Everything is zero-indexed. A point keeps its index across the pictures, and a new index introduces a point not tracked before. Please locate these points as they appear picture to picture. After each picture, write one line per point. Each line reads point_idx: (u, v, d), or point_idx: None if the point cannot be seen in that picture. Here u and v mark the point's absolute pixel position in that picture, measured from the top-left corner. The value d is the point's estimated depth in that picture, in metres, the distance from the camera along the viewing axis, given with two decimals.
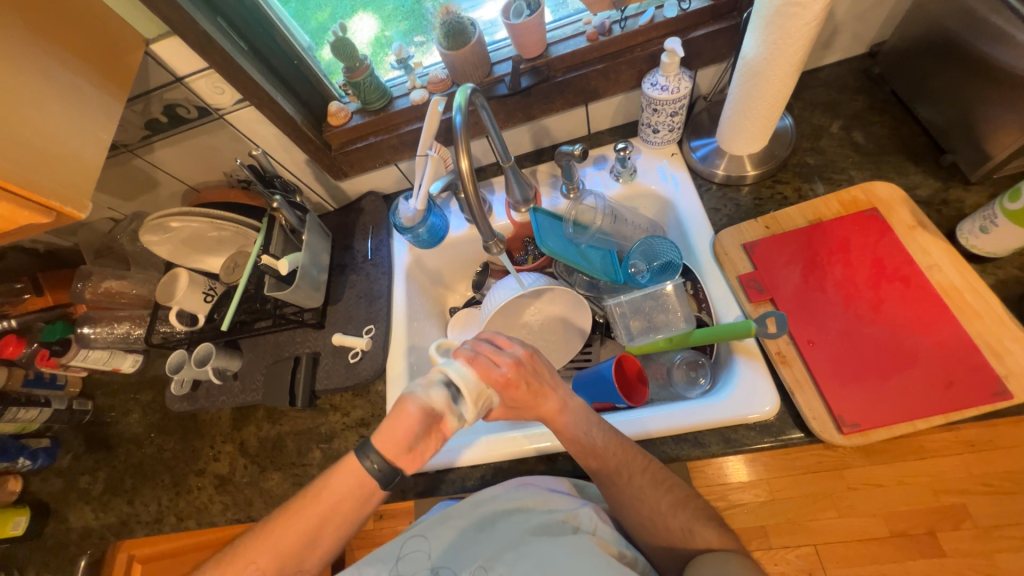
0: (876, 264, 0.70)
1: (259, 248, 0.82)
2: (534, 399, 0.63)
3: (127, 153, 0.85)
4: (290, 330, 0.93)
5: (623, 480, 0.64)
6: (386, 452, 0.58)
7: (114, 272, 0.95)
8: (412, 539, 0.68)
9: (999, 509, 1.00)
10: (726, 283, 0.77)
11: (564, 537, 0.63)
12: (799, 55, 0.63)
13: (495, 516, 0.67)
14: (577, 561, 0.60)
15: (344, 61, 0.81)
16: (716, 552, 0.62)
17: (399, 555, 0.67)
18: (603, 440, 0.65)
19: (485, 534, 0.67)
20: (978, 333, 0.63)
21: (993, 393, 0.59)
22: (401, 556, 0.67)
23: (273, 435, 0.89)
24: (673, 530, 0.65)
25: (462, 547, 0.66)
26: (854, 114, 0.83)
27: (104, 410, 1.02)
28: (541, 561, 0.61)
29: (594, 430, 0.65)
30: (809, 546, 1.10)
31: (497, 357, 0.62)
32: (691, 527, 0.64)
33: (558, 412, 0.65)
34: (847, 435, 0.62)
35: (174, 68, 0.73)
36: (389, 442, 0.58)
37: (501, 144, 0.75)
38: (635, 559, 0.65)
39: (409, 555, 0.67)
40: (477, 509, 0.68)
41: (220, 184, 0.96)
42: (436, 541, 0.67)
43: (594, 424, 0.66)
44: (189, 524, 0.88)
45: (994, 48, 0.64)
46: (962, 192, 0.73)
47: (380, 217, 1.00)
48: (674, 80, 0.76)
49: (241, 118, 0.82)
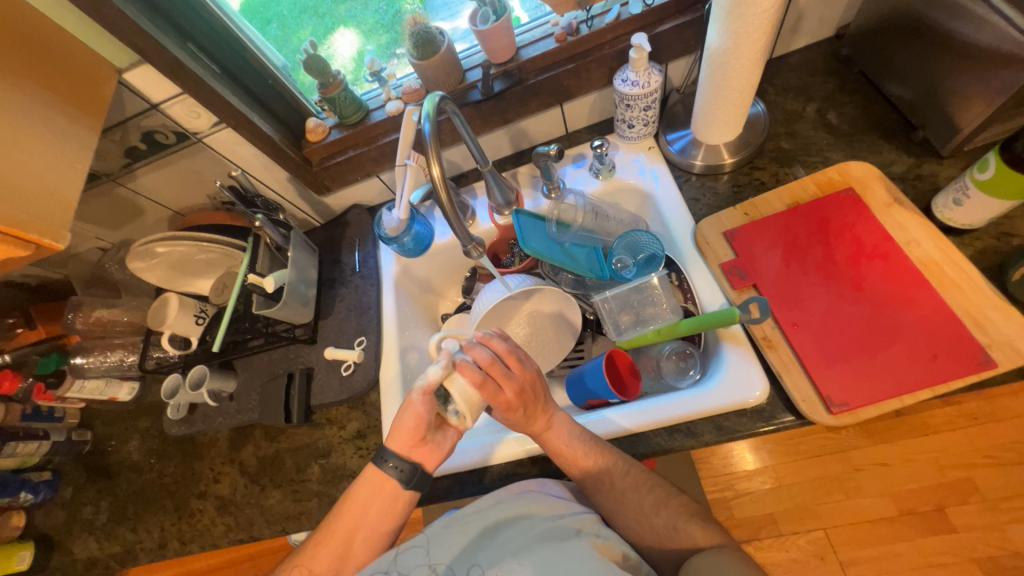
0: (855, 244, 0.71)
1: (246, 267, 0.83)
2: (529, 413, 0.64)
3: (110, 181, 0.85)
4: (283, 347, 0.94)
5: (609, 485, 0.66)
6: (400, 453, 0.63)
7: (104, 301, 0.96)
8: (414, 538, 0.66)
9: (1006, 481, 1.02)
10: (709, 272, 0.78)
11: (567, 543, 0.61)
12: (761, 42, 0.64)
13: (499, 520, 0.65)
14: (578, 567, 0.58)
15: (318, 78, 0.82)
16: (704, 552, 0.61)
17: (398, 552, 0.64)
18: (582, 444, 0.66)
19: (488, 539, 0.64)
20: (960, 304, 0.63)
21: (978, 362, 0.59)
22: (400, 554, 0.63)
23: (271, 452, 0.90)
24: (658, 531, 0.65)
25: (464, 550, 0.64)
26: (826, 96, 0.84)
27: (104, 439, 1.02)
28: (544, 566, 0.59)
29: (574, 441, 0.66)
30: (818, 530, 1.09)
31: (503, 380, 0.60)
32: (676, 526, 0.65)
33: (547, 429, 0.66)
34: (836, 415, 0.62)
35: (149, 95, 0.74)
36: (400, 446, 0.64)
37: (477, 149, 0.75)
38: (640, 562, 0.62)
39: (408, 551, 0.64)
40: (482, 510, 0.66)
41: (205, 208, 0.97)
42: (437, 543, 0.65)
43: (573, 433, 0.67)
44: (193, 547, 0.88)
45: (953, 22, 0.65)
46: (935, 166, 0.74)
47: (366, 229, 1.01)
48: (643, 74, 0.77)
49: (219, 140, 0.83)
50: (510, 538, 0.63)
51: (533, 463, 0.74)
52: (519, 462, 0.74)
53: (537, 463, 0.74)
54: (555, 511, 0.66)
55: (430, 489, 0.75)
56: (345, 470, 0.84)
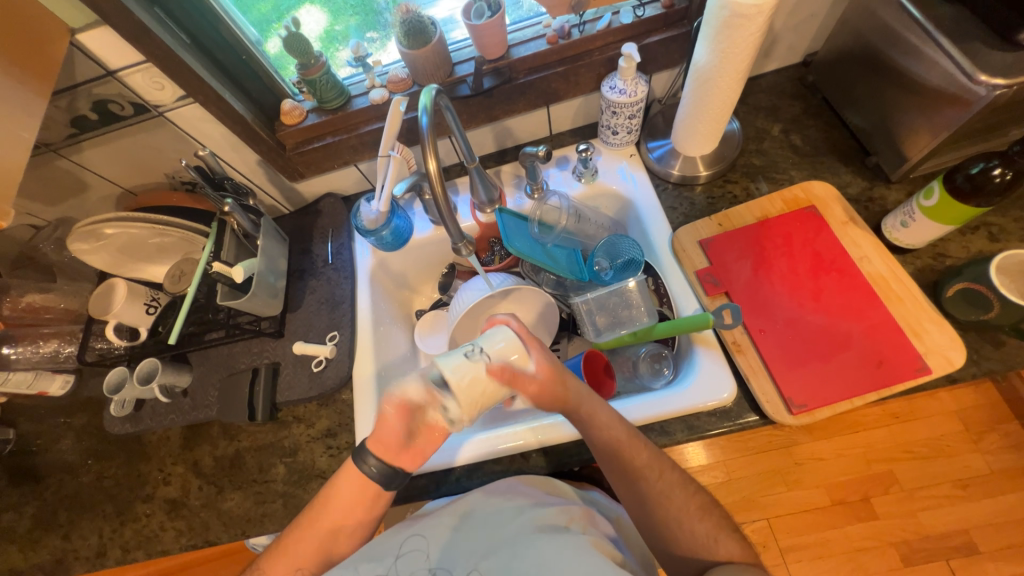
0: (815, 257, 0.76)
1: (209, 256, 0.77)
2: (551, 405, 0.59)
3: (50, 152, 0.77)
4: (246, 340, 0.89)
5: (651, 492, 0.61)
6: (383, 456, 0.62)
7: (37, 285, 0.87)
8: (412, 538, 0.66)
9: (919, 473, 1.15)
10: (684, 278, 0.81)
11: (558, 533, 0.61)
12: (745, 63, 0.67)
13: (487, 512, 0.67)
14: (572, 554, 0.57)
15: (298, 58, 0.77)
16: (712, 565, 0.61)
17: (399, 552, 0.64)
18: (617, 434, 0.61)
19: (480, 534, 0.64)
20: (902, 316, 0.70)
21: (916, 368, 0.66)
22: (400, 556, 0.63)
23: (230, 452, 0.84)
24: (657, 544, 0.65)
25: (458, 545, 0.64)
26: (792, 119, 0.90)
27: (30, 438, 0.92)
28: (537, 554, 0.58)
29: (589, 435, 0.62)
30: (762, 520, 1.19)
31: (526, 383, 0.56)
32: None
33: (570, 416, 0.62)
34: (795, 415, 0.67)
35: (105, 60, 0.67)
36: (386, 445, 0.62)
37: (465, 145, 0.74)
38: (626, 560, 0.62)
39: (409, 555, 0.64)
40: (472, 504, 0.68)
41: (160, 187, 0.89)
42: (435, 543, 0.65)
43: (609, 424, 0.61)
44: (137, 555, 0.81)
45: (906, 60, 0.71)
46: (884, 190, 0.81)
47: (340, 220, 0.97)
48: (631, 83, 0.79)
49: (184, 115, 0.77)
50: (502, 527, 0.64)
51: (511, 460, 0.74)
52: (496, 460, 0.74)
53: (516, 459, 0.74)
54: (542, 501, 0.68)
55: (406, 487, 0.75)
56: (312, 470, 0.80)
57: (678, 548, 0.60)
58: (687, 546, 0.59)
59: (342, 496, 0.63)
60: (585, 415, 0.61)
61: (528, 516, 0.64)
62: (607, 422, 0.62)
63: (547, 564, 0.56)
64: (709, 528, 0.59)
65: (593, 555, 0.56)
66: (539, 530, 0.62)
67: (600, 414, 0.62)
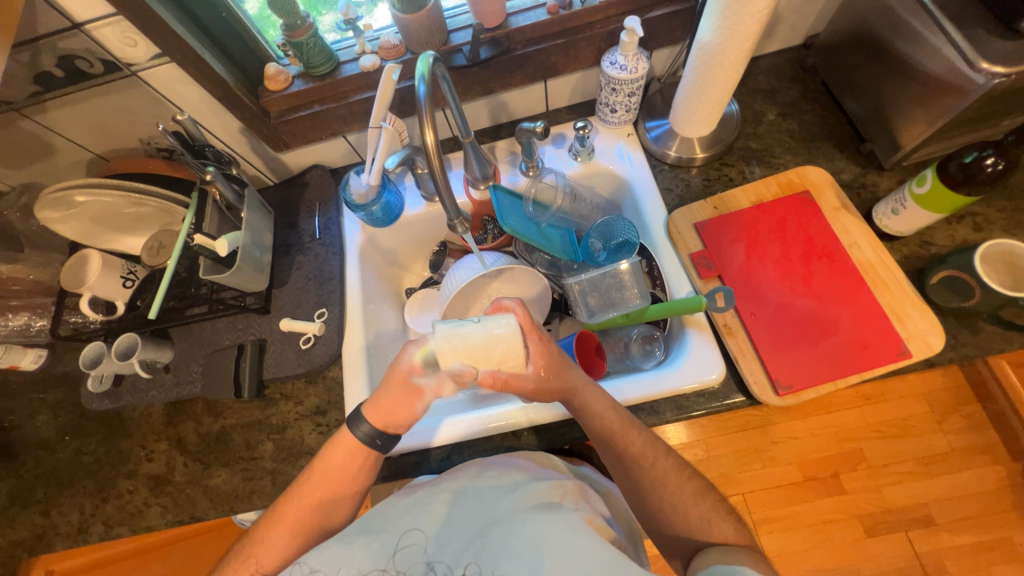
0: (808, 242, 0.77)
1: (190, 227, 0.74)
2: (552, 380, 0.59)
3: (12, 112, 0.71)
4: (230, 315, 0.86)
5: (642, 467, 0.63)
6: (375, 422, 0.61)
7: (1, 255, 0.83)
8: (411, 530, 0.61)
9: (887, 451, 1.20)
10: (678, 260, 0.81)
11: (560, 515, 0.58)
12: (749, 41, 0.66)
13: (482, 488, 0.64)
14: (571, 539, 0.54)
15: (282, 18, 0.73)
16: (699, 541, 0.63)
17: (398, 544, 0.60)
18: (611, 419, 0.63)
19: (478, 519, 0.60)
20: (888, 302, 0.72)
21: (898, 352, 0.68)
22: (398, 548, 0.59)
23: (215, 429, 0.83)
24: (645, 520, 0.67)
25: (456, 527, 0.61)
26: (790, 102, 0.90)
27: (2, 415, 0.88)
28: (535, 538, 0.55)
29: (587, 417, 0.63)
30: (738, 494, 1.24)
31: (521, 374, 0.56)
32: None
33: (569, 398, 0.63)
34: (782, 396, 0.69)
35: (71, 12, 0.62)
36: (379, 414, 0.61)
37: (461, 119, 0.71)
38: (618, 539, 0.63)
39: (407, 547, 0.60)
40: (468, 480, 0.66)
41: (136, 153, 0.85)
42: (432, 527, 0.61)
43: (607, 408, 0.63)
44: (121, 531, 0.80)
45: (906, 46, 0.71)
46: (876, 177, 0.82)
47: (328, 193, 0.94)
48: (632, 59, 0.76)
49: (159, 76, 0.72)
50: (497, 505, 0.61)
51: (503, 437, 0.76)
52: (489, 437, 0.76)
53: (507, 437, 0.76)
54: (535, 478, 0.67)
55: (398, 464, 0.75)
56: (301, 447, 0.79)
57: (664, 520, 0.62)
58: (676, 522, 0.61)
59: (334, 473, 0.63)
60: (579, 405, 0.63)
61: (524, 495, 0.62)
62: (607, 410, 0.64)
63: (547, 550, 0.53)
64: (700, 504, 0.61)
65: (591, 539, 0.54)
66: (537, 510, 0.59)
67: (588, 396, 0.63)
